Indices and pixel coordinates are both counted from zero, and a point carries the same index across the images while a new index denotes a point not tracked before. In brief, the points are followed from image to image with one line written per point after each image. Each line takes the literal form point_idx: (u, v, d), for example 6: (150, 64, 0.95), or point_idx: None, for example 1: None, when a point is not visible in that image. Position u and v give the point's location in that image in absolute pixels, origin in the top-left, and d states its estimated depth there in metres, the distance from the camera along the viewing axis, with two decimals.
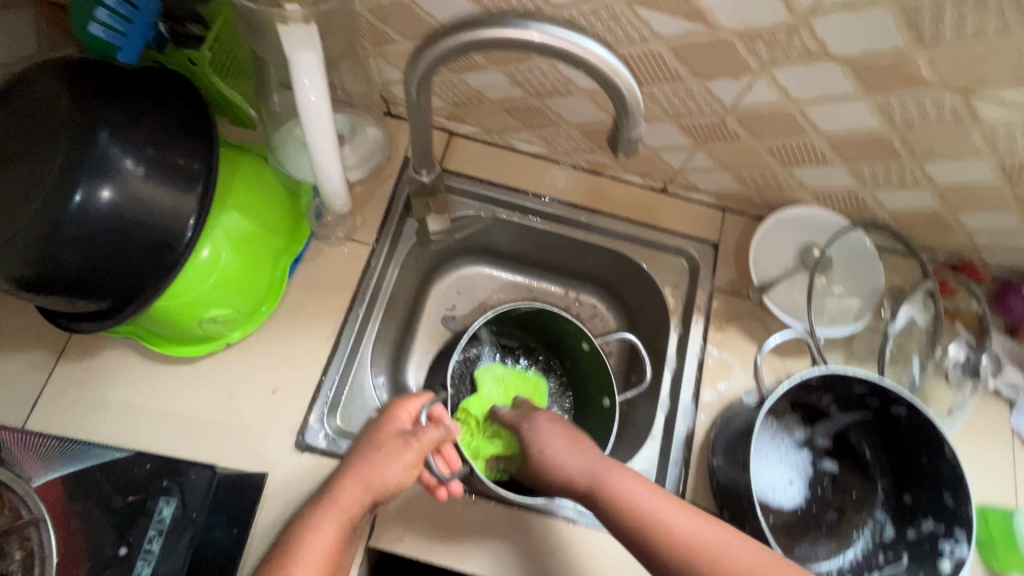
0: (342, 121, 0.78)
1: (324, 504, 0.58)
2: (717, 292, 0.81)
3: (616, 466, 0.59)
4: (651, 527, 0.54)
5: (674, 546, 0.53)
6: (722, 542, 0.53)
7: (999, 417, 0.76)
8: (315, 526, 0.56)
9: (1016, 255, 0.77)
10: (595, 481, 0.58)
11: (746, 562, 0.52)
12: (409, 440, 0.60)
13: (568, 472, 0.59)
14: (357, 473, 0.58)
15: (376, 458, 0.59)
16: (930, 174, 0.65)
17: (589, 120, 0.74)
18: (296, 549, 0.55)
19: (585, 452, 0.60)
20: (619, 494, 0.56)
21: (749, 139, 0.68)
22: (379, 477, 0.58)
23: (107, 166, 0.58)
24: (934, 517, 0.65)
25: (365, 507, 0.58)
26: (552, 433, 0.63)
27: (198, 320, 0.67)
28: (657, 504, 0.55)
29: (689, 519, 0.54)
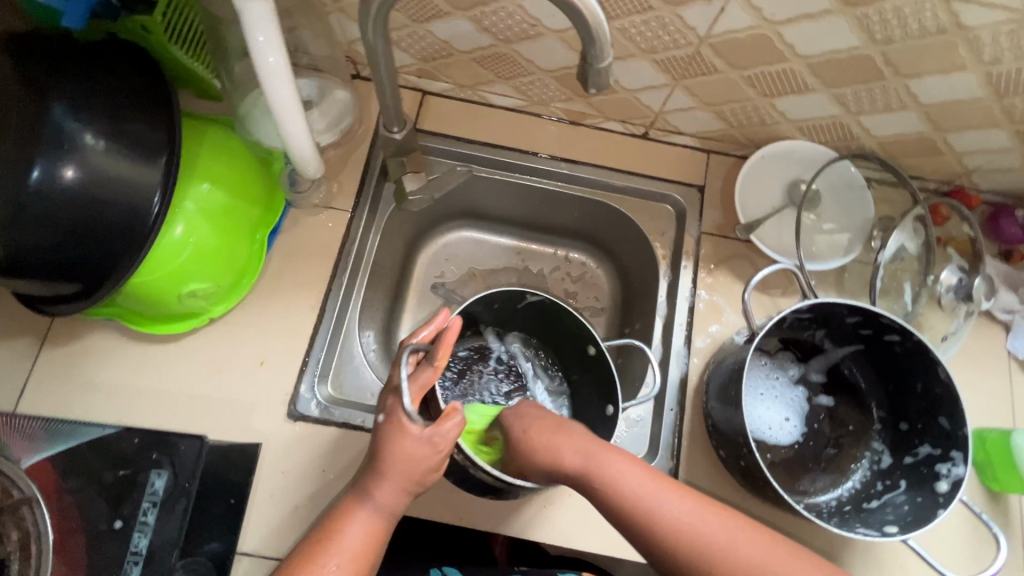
0: (309, 86, 0.76)
1: (362, 494, 0.53)
2: (705, 236, 0.79)
3: (609, 450, 0.54)
4: (647, 516, 0.49)
5: (672, 537, 0.48)
6: (732, 535, 0.48)
7: (995, 341, 0.75)
8: (354, 518, 0.52)
9: (1008, 177, 0.75)
10: (587, 466, 0.53)
11: (754, 559, 0.47)
12: (433, 442, 0.50)
13: (560, 457, 0.55)
14: (393, 471, 0.51)
15: (408, 459, 0.51)
16: (915, 93, 0.63)
17: (562, 64, 0.71)
18: (331, 545, 0.50)
19: (576, 438, 0.56)
20: (611, 480, 0.52)
21: (727, 69, 0.66)
22: (415, 474, 0.52)
23: (65, 140, 0.56)
24: (930, 442, 0.65)
25: (406, 497, 0.53)
26: (540, 426, 0.58)
27: (177, 296, 0.66)
28: (656, 493, 0.50)
29: (688, 507, 0.49)
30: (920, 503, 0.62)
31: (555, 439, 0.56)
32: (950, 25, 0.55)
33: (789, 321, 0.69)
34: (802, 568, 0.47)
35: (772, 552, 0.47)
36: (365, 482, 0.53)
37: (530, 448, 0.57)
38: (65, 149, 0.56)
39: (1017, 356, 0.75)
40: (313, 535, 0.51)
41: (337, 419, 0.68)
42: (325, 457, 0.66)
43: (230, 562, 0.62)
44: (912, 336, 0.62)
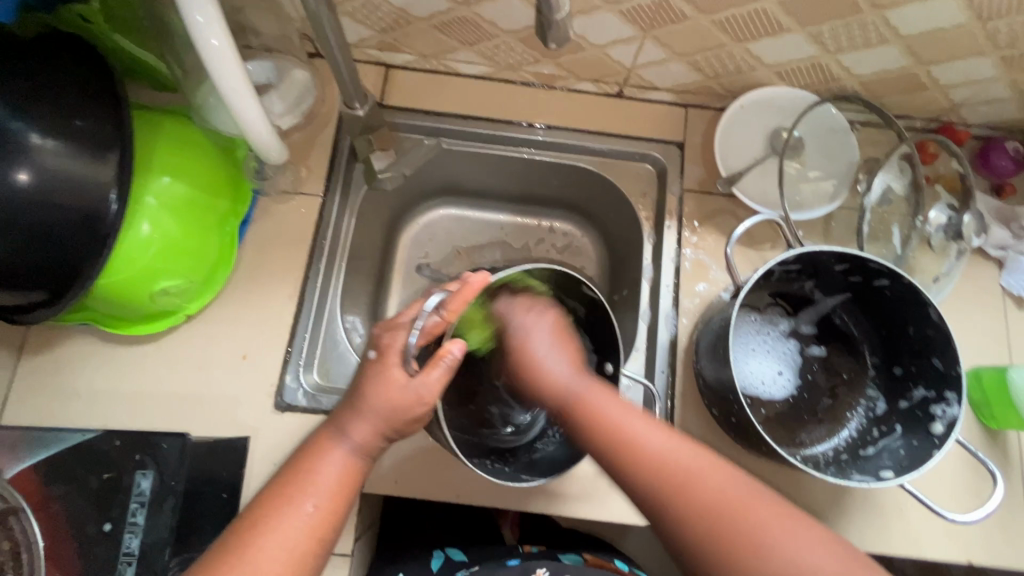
0: (266, 68, 0.72)
1: (337, 433, 0.51)
2: (687, 193, 0.77)
3: (599, 386, 0.54)
4: (625, 444, 0.49)
5: (648, 467, 0.47)
6: (705, 470, 0.46)
7: (989, 279, 0.74)
8: (327, 456, 0.50)
9: (997, 108, 0.72)
10: (577, 393, 0.53)
11: (719, 488, 0.45)
12: (418, 392, 0.50)
13: (553, 381, 0.55)
14: (372, 410, 0.50)
15: (391, 398, 0.50)
16: (894, 25, 0.61)
17: (526, 23, 0.68)
18: (306, 484, 0.49)
19: (575, 365, 0.57)
20: (592, 409, 0.52)
21: (697, 15, 0.63)
22: (396, 419, 0.50)
23: (12, 142, 0.54)
24: (925, 385, 0.64)
25: (385, 440, 0.52)
26: (548, 335, 0.60)
27: (149, 294, 0.65)
28: (635, 424, 0.50)
29: (663, 440, 0.49)
30: (916, 445, 0.61)
31: (551, 360, 0.57)
32: None
33: (777, 273, 0.67)
34: (778, 515, 0.44)
35: (745, 489, 0.45)
36: (341, 422, 0.51)
37: (529, 371, 0.58)
38: (13, 151, 0.54)
39: (1012, 292, 0.73)
40: (290, 474, 0.50)
41: (325, 407, 0.68)
42: None
43: None
44: (900, 278, 0.61)
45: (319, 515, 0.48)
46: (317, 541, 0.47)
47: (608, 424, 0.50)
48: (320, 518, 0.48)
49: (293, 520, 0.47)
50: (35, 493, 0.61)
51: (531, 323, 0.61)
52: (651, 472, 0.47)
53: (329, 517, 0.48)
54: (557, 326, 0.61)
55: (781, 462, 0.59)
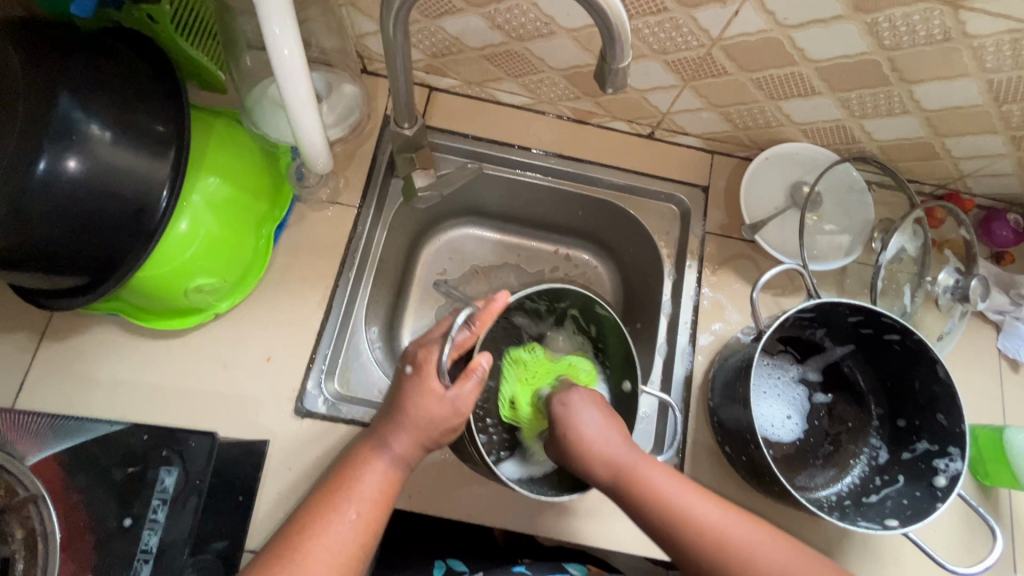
0: (318, 78, 0.75)
1: (378, 445, 0.54)
2: (709, 235, 0.81)
3: (644, 455, 0.55)
4: (681, 516, 0.51)
5: (713, 546, 0.50)
6: (757, 542, 0.50)
7: (986, 341, 0.78)
8: (370, 466, 0.53)
9: (1001, 182, 0.77)
10: (625, 472, 0.54)
11: (780, 562, 0.49)
12: (455, 403, 0.53)
13: (596, 456, 0.55)
14: (412, 425, 0.54)
15: (429, 412, 0.53)
16: (919, 99, 0.65)
17: (572, 62, 0.71)
18: (350, 491, 0.52)
19: (619, 434, 0.56)
20: (646, 488, 0.53)
21: (736, 71, 0.66)
22: (434, 430, 0.54)
23: (72, 131, 0.54)
24: (928, 438, 0.66)
25: (421, 450, 0.55)
26: (595, 419, 0.57)
27: (183, 291, 0.65)
28: (694, 502, 0.52)
29: (718, 512, 0.51)
30: (919, 496, 0.64)
31: (592, 428, 0.56)
32: (956, 33, 0.56)
33: (792, 320, 0.70)
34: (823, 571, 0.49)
35: (795, 558, 0.50)
36: (382, 434, 0.54)
37: (571, 445, 0.56)
38: (71, 141, 0.54)
39: (1007, 355, 0.77)
40: (335, 481, 0.52)
41: (345, 416, 0.68)
42: (334, 454, 0.66)
43: (238, 560, 0.61)
44: (911, 334, 0.64)
45: (361, 522, 0.51)
46: (360, 546, 0.50)
47: (659, 502, 0.52)
48: (363, 526, 0.51)
49: (338, 526, 0.50)
50: (49, 482, 0.60)
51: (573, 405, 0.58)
52: (714, 553, 0.49)
53: (371, 524, 0.51)
54: (592, 400, 0.59)
55: (791, 503, 0.61)
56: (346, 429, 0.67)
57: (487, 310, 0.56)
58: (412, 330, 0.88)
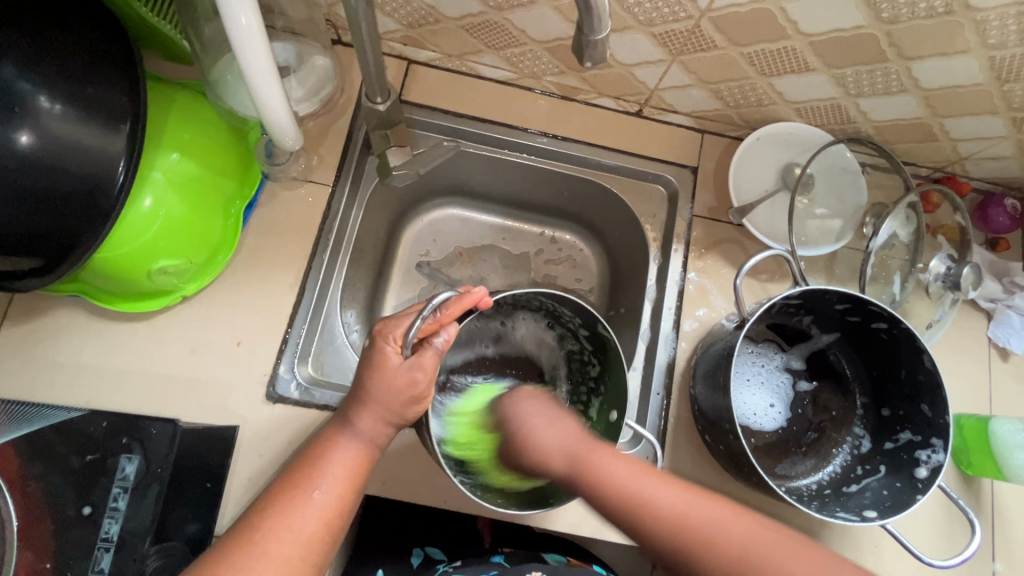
0: (284, 50, 0.70)
1: (344, 425, 0.53)
2: (696, 218, 0.78)
3: (596, 443, 0.53)
4: (630, 500, 0.48)
5: (665, 527, 0.46)
6: (714, 519, 0.46)
7: (977, 329, 0.76)
8: (337, 446, 0.52)
9: (1000, 165, 0.74)
10: (575, 455, 0.53)
11: (746, 540, 0.45)
12: (413, 375, 0.51)
13: (548, 450, 0.54)
14: (375, 402, 0.51)
15: (391, 386, 0.51)
16: (917, 77, 0.62)
17: (555, 34, 0.68)
18: (318, 471, 0.50)
19: (566, 428, 0.55)
20: (595, 469, 0.51)
21: (726, 45, 0.63)
22: (396, 403, 0.52)
23: (20, 103, 0.51)
24: (912, 428, 0.65)
25: (389, 428, 0.53)
26: (540, 412, 0.58)
27: (147, 272, 0.63)
28: (646, 485, 0.49)
29: (674, 494, 0.48)
30: (899, 487, 0.63)
31: (540, 424, 0.56)
32: (958, 6, 0.52)
33: (777, 308, 0.68)
34: (809, 557, 0.44)
35: (763, 537, 0.45)
36: (347, 412, 0.53)
37: (519, 443, 0.57)
38: (19, 113, 0.51)
39: (996, 344, 0.76)
40: (301, 462, 0.51)
41: (318, 401, 0.67)
42: (306, 441, 0.65)
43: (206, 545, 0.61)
44: (899, 323, 0.62)
45: (328, 502, 0.49)
46: (327, 526, 0.49)
47: (608, 485, 0.50)
48: (328, 504, 0.49)
49: (304, 507, 0.48)
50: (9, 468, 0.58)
51: (514, 406, 0.60)
52: (670, 537, 0.46)
53: (337, 503, 0.50)
54: (539, 399, 0.60)
55: (768, 493, 0.60)
56: (319, 415, 0.66)
57: (460, 300, 0.54)
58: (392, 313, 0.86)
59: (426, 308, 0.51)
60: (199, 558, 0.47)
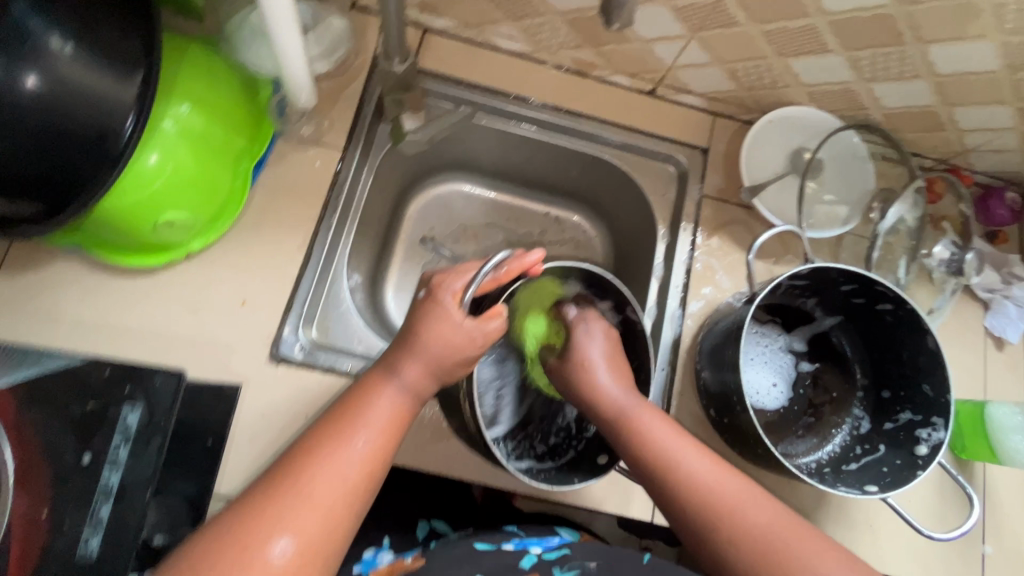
0: (304, 11, 0.72)
1: (388, 373, 0.52)
2: (705, 199, 0.78)
3: (647, 405, 0.57)
4: (668, 462, 0.53)
5: (693, 490, 0.51)
6: (741, 497, 0.50)
7: (975, 318, 0.77)
8: (380, 394, 0.50)
9: (1004, 159, 0.76)
10: (627, 409, 0.57)
11: (762, 522, 0.49)
12: (473, 334, 0.52)
13: (603, 393, 0.58)
14: (425, 352, 0.52)
15: (443, 338, 0.52)
16: (931, 61, 0.63)
17: (576, 5, 0.68)
18: (361, 416, 0.49)
19: (622, 379, 0.59)
20: (640, 429, 0.55)
21: (747, 22, 0.63)
22: (448, 361, 0.52)
23: (27, 41, 0.50)
24: (912, 409, 0.66)
25: (433, 383, 0.53)
26: (605, 351, 0.61)
27: (153, 225, 0.61)
28: (685, 451, 0.53)
29: (710, 468, 0.52)
30: (899, 465, 0.64)
31: (599, 368, 0.60)
32: None
33: (783, 288, 0.69)
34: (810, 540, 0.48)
35: (781, 520, 0.49)
36: (392, 361, 0.52)
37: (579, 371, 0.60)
38: (30, 52, 0.50)
39: (993, 333, 0.77)
40: (342, 408, 0.50)
41: (322, 364, 0.66)
42: (310, 403, 0.64)
43: (205, 503, 0.59)
44: (904, 304, 0.63)
45: (371, 449, 0.47)
46: (369, 474, 0.47)
47: (651, 445, 0.54)
48: (371, 450, 0.47)
49: (348, 451, 0.46)
50: None
51: (589, 332, 0.63)
52: (689, 502, 0.51)
53: (380, 450, 0.48)
54: (610, 340, 0.63)
55: (773, 466, 0.61)
56: (323, 377, 0.65)
57: (519, 262, 0.56)
58: (395, 285, 0.86)
59: (484, 269, 0.52)
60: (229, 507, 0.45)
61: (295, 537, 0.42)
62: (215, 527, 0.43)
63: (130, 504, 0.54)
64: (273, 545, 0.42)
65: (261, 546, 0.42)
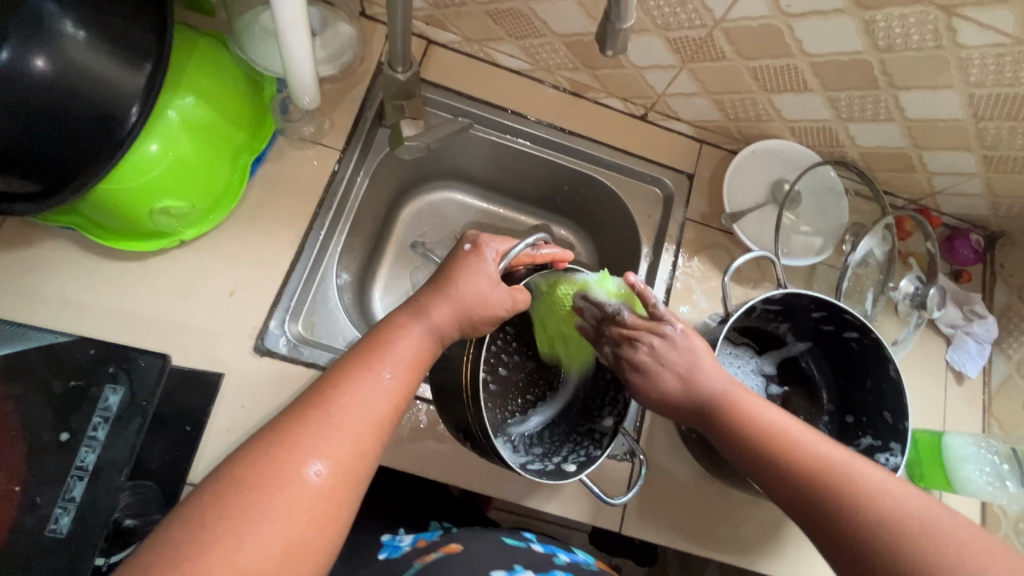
0: (313, 15, 0.73)
1: (415, 315, 0.54)
2: (689, 222, 0.81)
3: (740, 389, 0.55)
4: (776, 437, 0.50)
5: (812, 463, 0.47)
6: (879, 475, 0.45)
7: (938, 352, 0.81)
8: (407, 333, 0.52)
9: (969, 203, 0.80)
10: (720, 391, 0.55)
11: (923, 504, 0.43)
12: (505, 298, 0.56)
13: (686, 392, 0.56)
14: (456, 296, 0.54)
15: (476, 285, 0.55)
16: (903, 106, 0.67)
17: (575, 29, 0.71)
18: (387, 351, 0.50)
19: (715, 364, 0.56)
20: (738, 409, 0.53)
21: (734, 58, 0.67)
22: (478, 316, 0.55)
23: (42, 22, 0.51)
24: (873, 434, 0.69)
25: (456, 331, 0.55)
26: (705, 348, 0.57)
27: (148, 211, 0.63)
28: (798, 431, 0.50)
29: (827, 446, 0.48)
30: None
31: (665, 369, 0.57)
32: (947, 41, 0.57)
33: (758, 311, 0.72)
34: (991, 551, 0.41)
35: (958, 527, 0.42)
36: (416, 307, 0.54)
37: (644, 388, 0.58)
38: (42, 35, 0.51)
39: (953, 367, 0.81)
40: (367, 344, 0.51)
41: (306, 359, 0.67)
42: (290, 396, 0.65)
43: (179, 490, 0.60)
44: (869, 333, 0.66)
45: (396, 384, 0.48)
46: (394, 407, 0.47)
47: (753, 425, 0.51)
48: (397, 386, 0.48)
49: (374, 383, 0.47)
50: None
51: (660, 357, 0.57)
52: (809, 499, 0.46)
53: (404, 387, 0.49)
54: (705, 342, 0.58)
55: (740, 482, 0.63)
56: (305, 372, 0.66)
57: (552, 251, 0.61)
58: (382, 288, 0.87)
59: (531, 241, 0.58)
60: (254, 438, 0.43)
61: (328, 461, 0.42)
62: (246, 452, 0.41)
63: (104, 485, 0.54)
64: (309, 467, 0.41)
65: (297, 468, 0.41)
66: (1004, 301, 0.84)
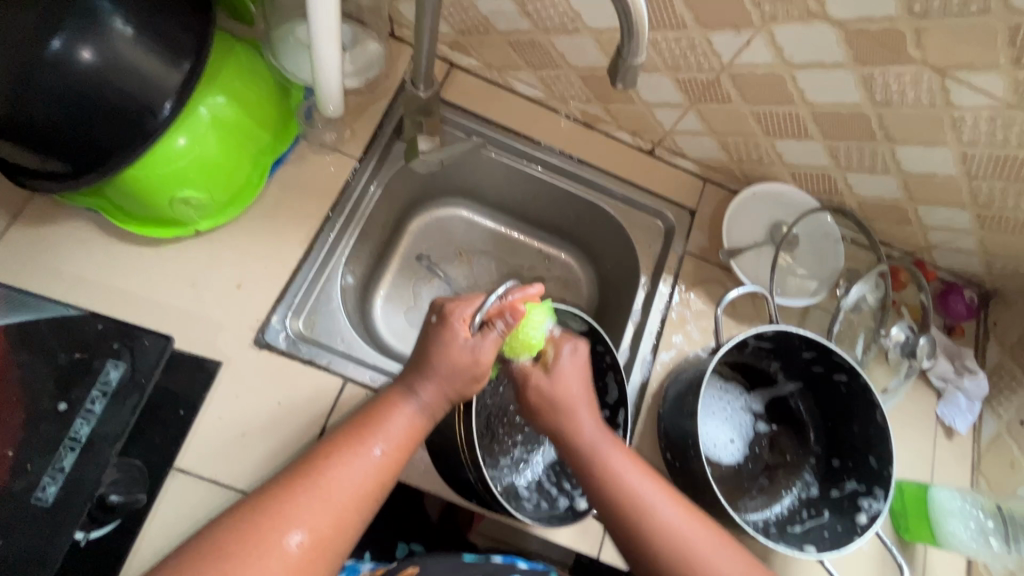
0: (346, 32, 0.79)
1: (405, 392, 0.54)
2: (687, 255, 0.83)
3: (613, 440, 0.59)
4: (637, 507, 0.56)
5: (659, 533, 0.55)
6: (707, 543, 0.55)
7: (929, 405, 0.81)
8: (396, 412, 0.53)
9: (963, 259, 0.82)
10: (595, 447, 0.58)
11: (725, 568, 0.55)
12: (477, 356, 0.53)
13: (573, 440, 0.58)
14: (441, 375, 0.54)
15: (453, 360, 0.53)
16: (900, 160, 0.69)
17: (591, 63, 0.75)
18: (375, 430, 0.52)
19: (594, 414, 0.59)
20: (610, 470, 0.57)
21: (739, 102, 0.70)
22: (459, 381, 0.54)
23: (94, 16, 0.55)
24: (857, 478, 0.70)
25: (446, 404, 0.55)
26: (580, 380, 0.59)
27: (169, 199, 0.65)
28: (654, 498, 0.56)
29: (674, 513, 0.56)
30: (840, 530, 0.67)
31: (580, 403, 0.59)
32: (941, 100, 0.60)
33: (751, 347, 0.73)
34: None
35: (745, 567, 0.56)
36: (409, 380, 0.55)
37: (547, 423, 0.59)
38: (92, 28, 0.55)
39: (942, 422, 0.81)
40: (360, 418, 0.53)
41: (302, 356, 0.68)
42: (283, 391, 0.66)
43: (164, 473, 0.60)
44: (857, 376, 0.67)
45: (383, 461, 0.51)
46: (379, 484, 0.50)
47: (620, 495, 0.56)
48: (385, 463, 0.51)
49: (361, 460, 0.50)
50: None
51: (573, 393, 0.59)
52: (649, 538, 0.55)
53: (393, 463, 0.51)
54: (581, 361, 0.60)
55: (719, 514, 0.63)
56: (299, 368, 0.67)
57: (522, 293, 0.57)
58: (384, 296, 0.89)
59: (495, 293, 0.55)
60: (241, 502, 0.48)
61: (308, 532, 0.46)
62: (230, 527, 0.45)
63: (94, 458, 0.56)
64: (290, 537, 0.46)
65: (279, 539, 0.45)
66: (995, 360, 0.84)
